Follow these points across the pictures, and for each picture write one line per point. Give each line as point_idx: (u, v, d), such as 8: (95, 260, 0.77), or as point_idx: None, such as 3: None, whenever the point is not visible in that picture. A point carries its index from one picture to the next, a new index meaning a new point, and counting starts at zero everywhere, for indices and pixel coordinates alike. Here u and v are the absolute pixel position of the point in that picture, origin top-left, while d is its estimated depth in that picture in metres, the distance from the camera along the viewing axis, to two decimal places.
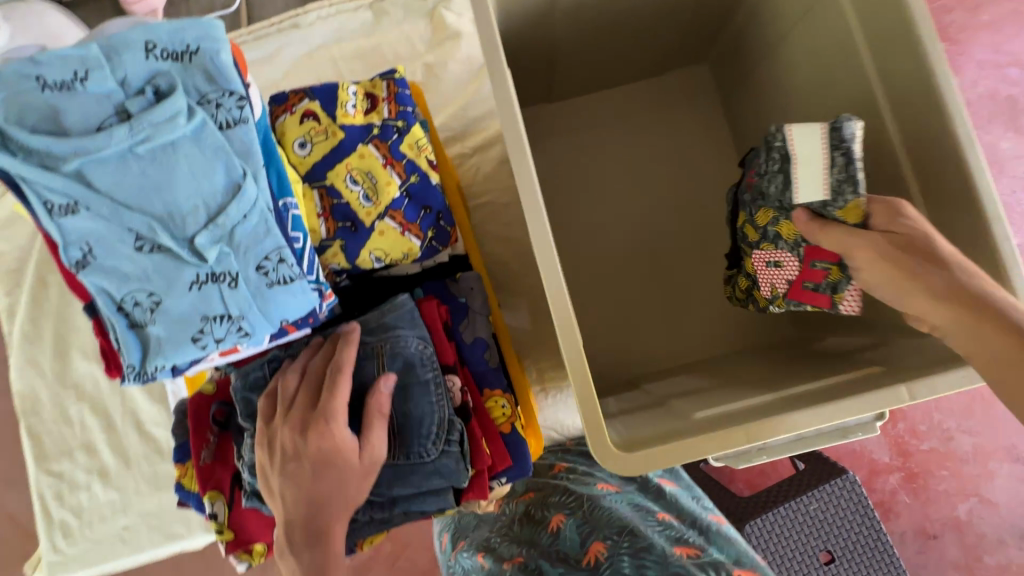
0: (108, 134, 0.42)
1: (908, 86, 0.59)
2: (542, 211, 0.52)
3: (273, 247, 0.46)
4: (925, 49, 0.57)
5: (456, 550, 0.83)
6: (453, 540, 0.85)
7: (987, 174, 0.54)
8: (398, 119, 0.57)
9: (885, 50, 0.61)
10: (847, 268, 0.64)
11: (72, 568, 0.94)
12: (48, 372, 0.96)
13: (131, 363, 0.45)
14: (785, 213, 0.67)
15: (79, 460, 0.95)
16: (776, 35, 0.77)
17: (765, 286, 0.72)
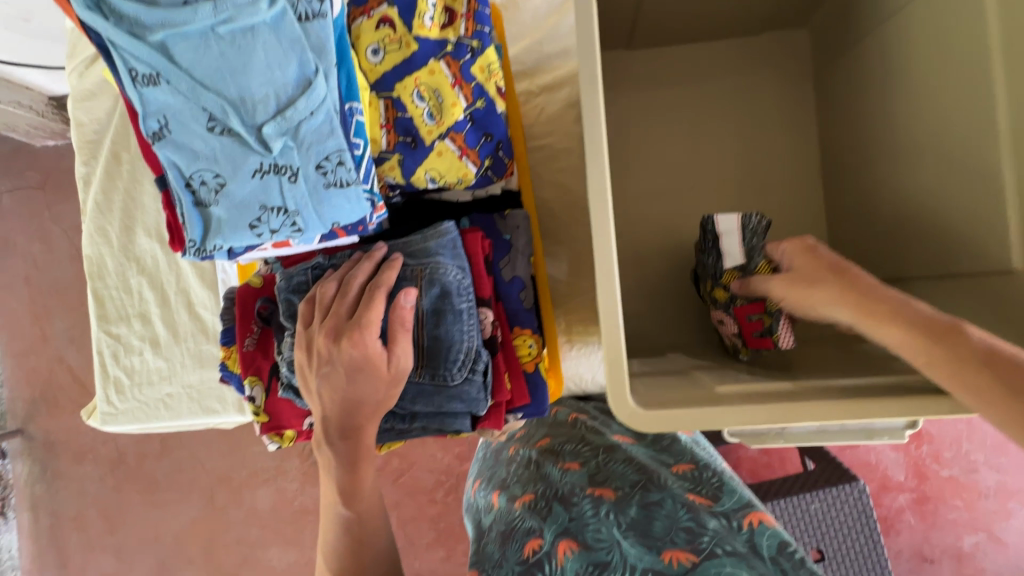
0: (194, 9, 0.42)
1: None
2: (604, 157, 0.51)
3: (334, 148, 0.47)
4: None
5: (475, 489, 0.90)
6: (472, 483, 0.93)
7: None
8: (473, 38, 0.55)
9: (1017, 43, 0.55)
10: (774, 312, 0.66)
11: (121, 420, 1.03)
12: (113, 242, 1.03)
13: (193, 238, 0.48)
14: (718, 282, 0.70)
15: (135, 327, 1.03)
16: (888, 12, 0.70)
17: (725, 338, 0.75)
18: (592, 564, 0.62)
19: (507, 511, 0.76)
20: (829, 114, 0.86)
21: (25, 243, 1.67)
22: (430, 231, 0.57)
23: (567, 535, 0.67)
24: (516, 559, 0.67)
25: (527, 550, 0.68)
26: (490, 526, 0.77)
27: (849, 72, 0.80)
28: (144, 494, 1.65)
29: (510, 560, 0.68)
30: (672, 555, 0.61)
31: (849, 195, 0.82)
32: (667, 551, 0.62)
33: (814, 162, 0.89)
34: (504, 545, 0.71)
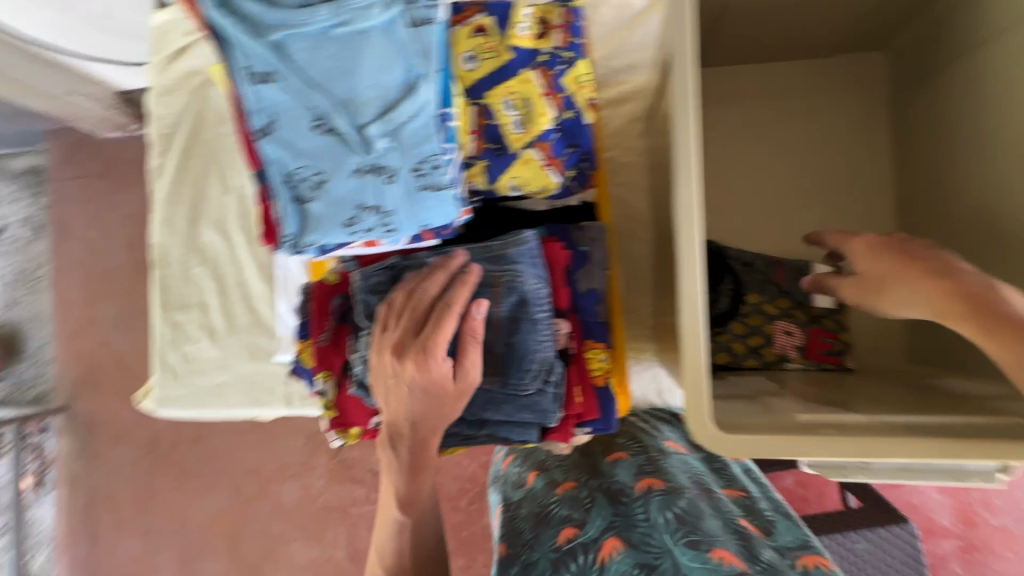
0: (313, 11, 0.43)
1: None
2: (695, 173, 0.51)
3: (431, 152, 0.47)
4: None
5: (506, 462, 0.93)
6: (504, 456, 0.95)
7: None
8: (567, 50, 0.56)
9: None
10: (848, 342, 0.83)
11: (174, 406, 1.06)
12: (179, 232, 1.07)
13: (290, 233, 0.49)
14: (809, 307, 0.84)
15: (193, 316, 1.06)
16: (975, 40, 0.68)
17: (777, 346, 0.82)
18: (638, 564, 0.58)
19: (547, 492, 0.77)
20: (906, 140, 0.83)
21: (83, 228, 1.74)
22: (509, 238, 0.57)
23: (613, 532, 0.65)
24: (551, 545, 0.67)
25: (562, 537, 0.68)
26: (521, 503, 0.79)
27: (932, 98, 0.77)
28: (177, 479, 1.68)
29: (544, 543, 0.69)
30: (723, 555, 0.56)
31: (923, 223, 0.80)
32: (716, 550, 0.56)
33: (887, 190, 0.86)
34: (538, 528, 0.72)
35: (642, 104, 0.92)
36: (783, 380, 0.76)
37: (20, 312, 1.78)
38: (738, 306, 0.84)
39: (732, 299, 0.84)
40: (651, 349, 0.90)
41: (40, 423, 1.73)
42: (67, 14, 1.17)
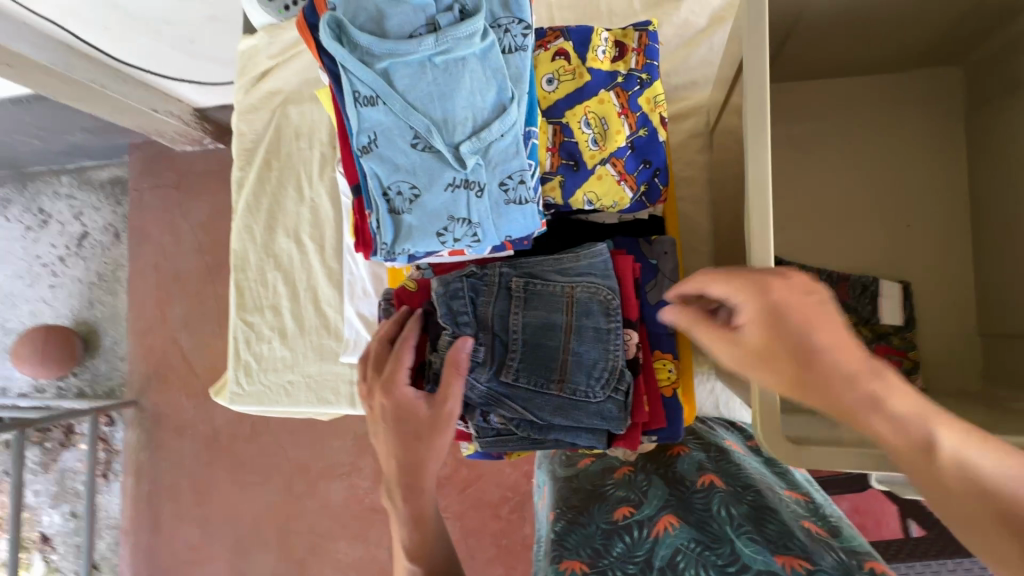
0: (419, 41, 0.48)
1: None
2: (768, 188, 0.53)
3: (517, 168, 0.51)
4: None
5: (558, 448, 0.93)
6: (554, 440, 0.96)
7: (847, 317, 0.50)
8: (642, 71, 0.58)
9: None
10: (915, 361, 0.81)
11: (246, 401, 1.13)
12: (257, 239, 1.15)
13: (385, 242, 0.53)
14: (872, 325, 0.83)
15: (267, 317, 1.13)
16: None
17: None
18: (694, 539, 0.61)
19: (603, 474, 0.78)
20: (983, 156, 0.81)
21: (158, 234, 1.88)
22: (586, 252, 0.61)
23: (669, 510, 0.67)
24: (605, 518, 0.68)
25: (618, 514, 0.68)
26: (576, 480, 0.79)
27: (1010, 111, 0.75)
28: (234, 473, 1.78)
29: (597, 515, 0.69)
30: (787, 561, 0.56)
31: (1000, 242, 0.78)
32: (780, 556, 0.57)
33: (961, 206, 0.84)
34: (590, 502, 0.73)
35: (702, 120, 0.93)
36: None
37: (99, 310, 1.94)
38: None
39: None
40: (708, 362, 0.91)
41: (109, 415, 1.88)
42: (158, 38, 1.30)
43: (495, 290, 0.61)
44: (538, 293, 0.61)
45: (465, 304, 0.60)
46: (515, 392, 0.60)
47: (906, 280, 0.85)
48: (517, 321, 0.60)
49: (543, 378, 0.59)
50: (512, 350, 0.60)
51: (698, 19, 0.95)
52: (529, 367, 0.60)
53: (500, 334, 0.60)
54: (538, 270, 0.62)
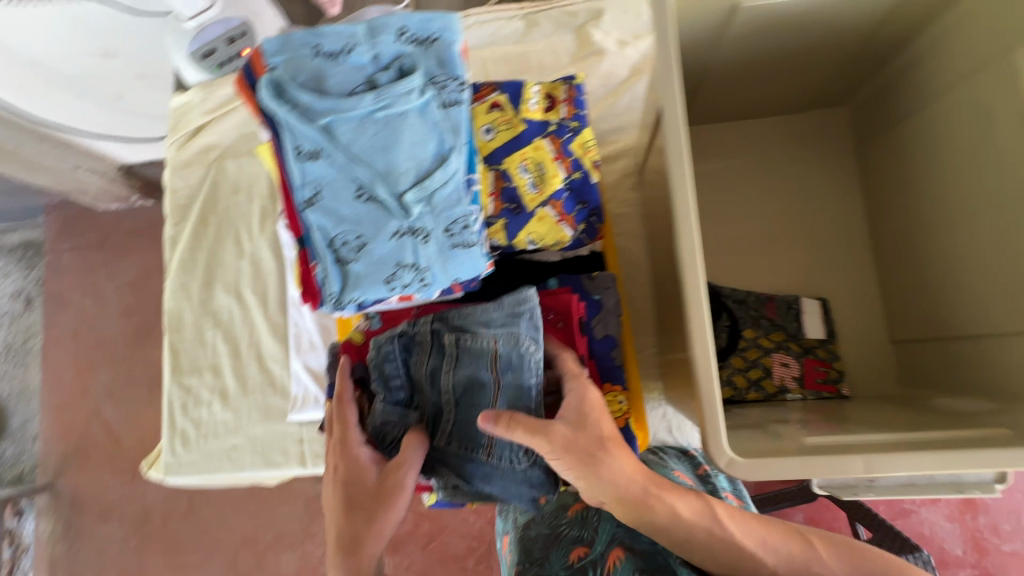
0: (359, 99, 0.50)
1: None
2: (694, 220, 0.57)
3: (461, 214, 0.53)
4: None
5: None
6: None
7: (710, 359, 0.55)
8: (573, 120, 0.63)
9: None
10: (840, 368, 0.88)
11: (183, 472, 1.05)
12: (194, 298, 1.10)
13: (332, 292, 0.53)
14: (800, 339, 0.90)
15: (206, 379, 1.07)
16: None
17: (776, 378, 0.87)
18: (641, 569, 0.62)
19: (557, 513, 0.77)
20: (875, 183, 0.92)
21: (79, 298, 1.75)
22: (508, 300, 0.60)
23: (618, 542, 0.67)
24: (562, 564, 0.68)
25: (573, 556, 0.69)
26: (531, 524, 0.78)
27: (892, 144, 0.87)
28: (168, 556, 1.61)
29: (554, 563, 0.69)
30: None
31: (901, 258, 0.87)
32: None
33: (862, 227, 0.94)
34: (548, 547, 0.72)
35: (632, 160, 1.01)
36: (789, 410, 0.81)
37: (6, 387, 1.75)
38: (736, 341, 0.89)
39: (729, 335, 0.89)
40: (658, 388, 0.94)
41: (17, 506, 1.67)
42: (80, 97, 1.24)
43: (427, 347, 0.63)
44: (465, 348, 0.61)
45: (397, 367, 0.63)
46: (445, 457, 0.64)
47: (823, 297, 0.94)
48: (446, 380, 0.62)
49: (473, 442, 0.63)
50: (444, 413, 0.63)
51: (620, 71, 1.04)
52: (460, 430, 0.63)
53: (434, 395, 0.64)
54: (464, 322, 0.62)
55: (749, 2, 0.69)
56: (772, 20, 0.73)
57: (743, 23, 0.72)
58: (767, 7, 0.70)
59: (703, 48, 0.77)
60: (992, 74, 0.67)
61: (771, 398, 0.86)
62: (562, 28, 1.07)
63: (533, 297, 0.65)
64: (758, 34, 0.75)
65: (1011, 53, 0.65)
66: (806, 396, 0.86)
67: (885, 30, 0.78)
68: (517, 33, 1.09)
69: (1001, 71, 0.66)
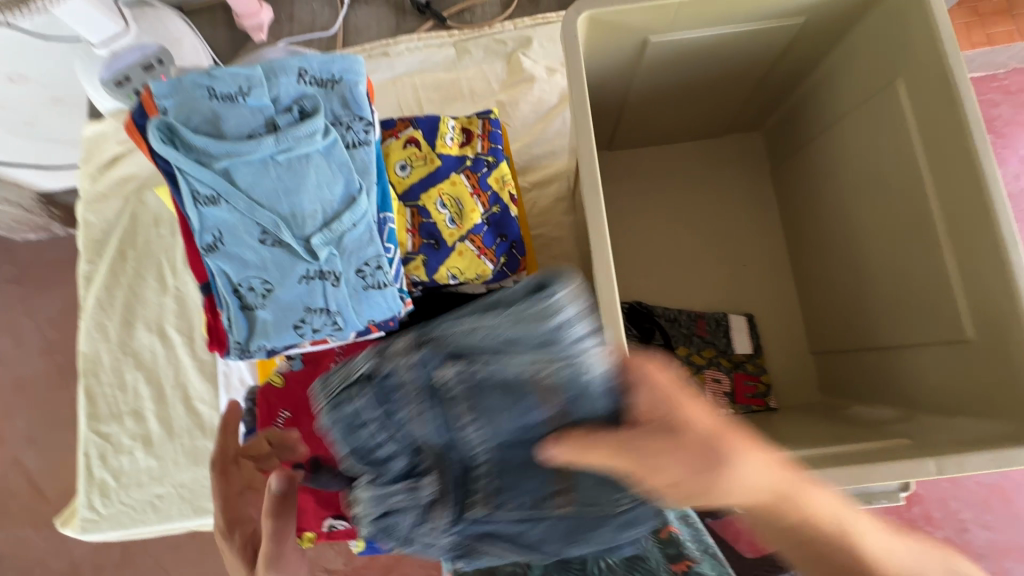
0: (258, 142, 0.48)
1: (954, 175, 0.63)
2: (608, 249, 0.59)
3: (373, 254, 0.52)
4: (971, 136, 0.60)
5: None
6: None
7: None
8: (488, 154, 0.63)
9: (937, 138, 0.64)
10: (768, 381, 0.92)
11: (103, 528, 0.98)
12: (112, 339, 1.03)
13: (238, 340, 0.51)
14: (730, 355, 0.93)
15: (126, 426, 1.00)
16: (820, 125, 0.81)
17: (709, 394, 0.90)
18: None
19: None
20: (790, 202, 0.97)
21: None
22: (532, 313, 0.40)
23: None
24: None
25: None
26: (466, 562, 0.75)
27: (801, 166, 0.92)
28: None
29: None
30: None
31: (816, 273, 0.92)
32: None
33: (781, 244, 0.99)
34: None
35: (564, 184, 1.02)
36: None
37: None
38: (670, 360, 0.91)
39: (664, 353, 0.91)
40: None
41: None
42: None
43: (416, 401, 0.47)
44: (482, 392, 0.44)
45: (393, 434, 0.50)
46: (495, 521, 0.54)
47: (750, 312, 0.97)
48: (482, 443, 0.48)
49: (539, 499, 0.52)
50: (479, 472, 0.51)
51: (550, 95, 1.06)
52: (505, 489, 0.51)
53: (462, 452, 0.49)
54: (474, 355, 0.43)
55: (656, 38, 0.72)
56: (681, 52, 0.76)
57: (653, 57, 0.76)
58: (675, 42, 0.73)
59: (619, 78, 0.80)
60: (877, 107, 0.73)
61: None
62: (492, 56, 1.09)
63: None
64: (669, 65, 0.78)
65: (893, 83, 0.70)
66: (738, 410, 0.89)
67: (785, 61, 0.82)
68: (448, 59, 1.10)
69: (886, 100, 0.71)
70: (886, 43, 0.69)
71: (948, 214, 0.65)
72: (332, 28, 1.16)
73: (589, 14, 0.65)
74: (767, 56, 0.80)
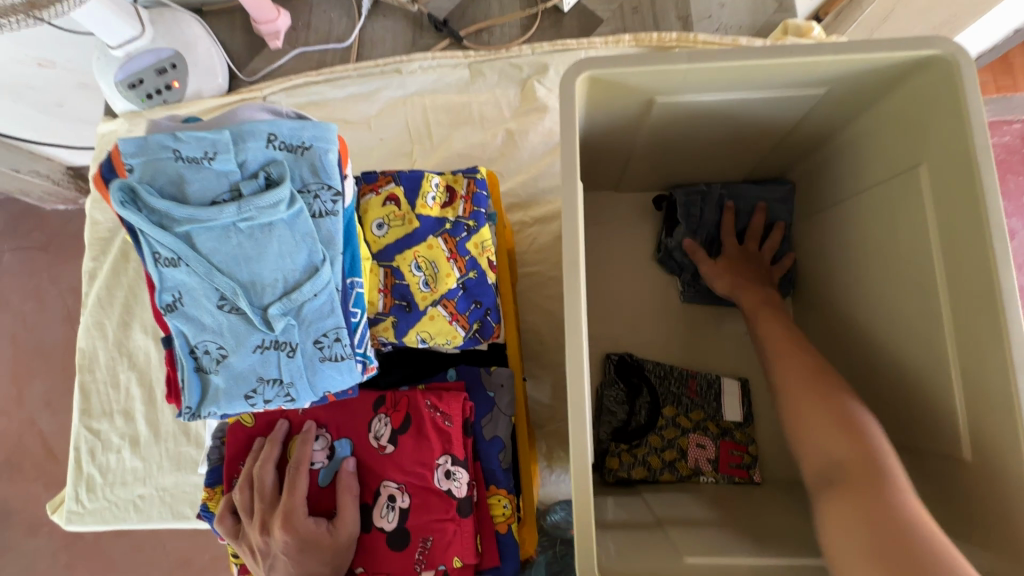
0: (220, 209, 0.47)
1: (971, 278, 0.57)
2: (581, 330, 0.54)
3: (332, 326, 0.50)
4: (989, 240, 0.54)
5: None
6: None
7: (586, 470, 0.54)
8: (470, 218, 0.61)
9: (955, 239, 0.59)
10: (754, 451, 0.87)
11: (87, 521, 1.01)
12: (109, 336, 1.05)
13: (190, 404, 0.50)
14: (716, 421, 0.89)
15: (116, 424, 1.03)
16: (857, 186, 0.75)
17: (690, 460, 0.86)
18: None
19: None
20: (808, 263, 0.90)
21: None
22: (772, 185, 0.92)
23: None
24: None
25: None
26: None
27: (815, 233, 0.87)
28: None
29: None
30: None
31: (819, 337, 0.86)
32: None
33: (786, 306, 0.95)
34: None
35: None
36: (695, 500, 0.79)
37: None
38: (655, 419, 0.89)
39: (649, 411, 0.89)
40: None
41: None
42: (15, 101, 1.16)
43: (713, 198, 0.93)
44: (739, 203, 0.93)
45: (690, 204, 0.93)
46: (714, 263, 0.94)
47: (743, 376, 0.93)
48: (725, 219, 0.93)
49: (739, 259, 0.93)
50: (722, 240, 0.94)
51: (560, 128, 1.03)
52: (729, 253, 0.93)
53: (710, 229, 0.94)
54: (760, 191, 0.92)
55: (663, 97, 0.67)
56: (694, 110, 0.71)
57: (661, 112, 0.71)
58: (683, 103, 0.69)
59: (620, 132, 0.76)
60: (896, 188, 0.67)
61: (682, 478, 0.85)
62: (507, 81, 1.06)
63: (424, 392, 0.62)
64: (685, 119, 0.73)
65: (917, 167, 0.63)
66: (718, 478, 0.85)
67: (806, 124, 0.76)
68: (461, 81, 1.07)
69: (909, 182, 0.65)
70: (915, 125, 0.63)
71: (957, 325, 0.60)
72: (348, 39, 1.14)
73: (590, 73, 0.60)
74: (789, 117, 0.75)
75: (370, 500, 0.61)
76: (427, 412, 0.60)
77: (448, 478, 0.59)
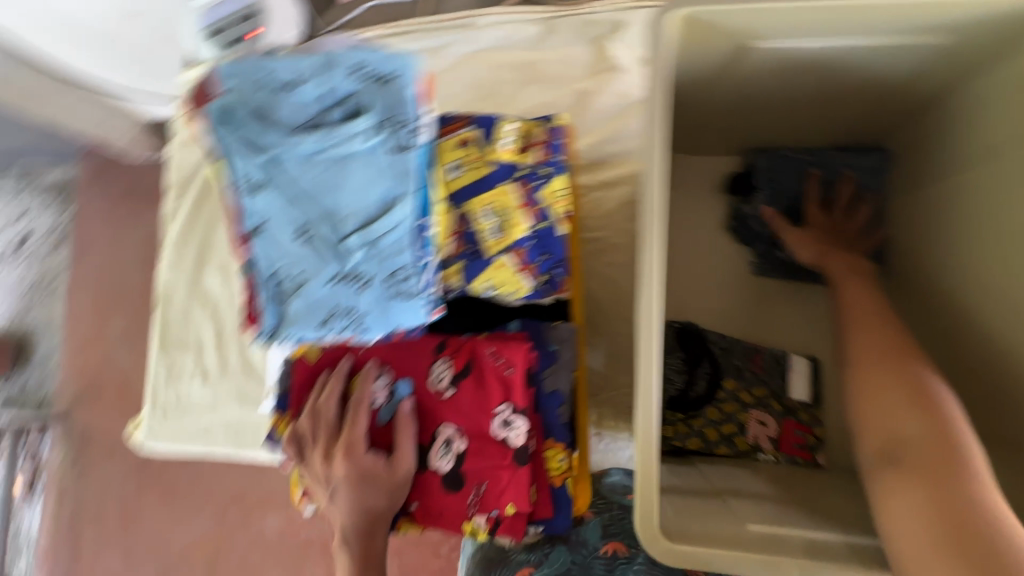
0: (306, 136, 0.48)
1: None
2: (656, 285, 0.54)
3: (405, 263, 0.51)
4: None
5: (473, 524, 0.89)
6: None
7: (651, 425, 0.53)
8: (545, 167, 0.61)
9: None
10: (820, 434, 0.83)
11: (161, 443, 1.08)
12: (187, 275, 1.11)
13: (267, 327, 0.52)
14: (780, 399, 0.85)
15: (189, 357, 1.09)
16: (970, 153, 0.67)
17: (749, 436, 0.83)
18: None
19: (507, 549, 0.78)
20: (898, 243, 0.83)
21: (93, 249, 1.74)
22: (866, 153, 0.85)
23: None
24: None
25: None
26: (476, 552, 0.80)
27: (913, 209, 0.79)
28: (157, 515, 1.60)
29: None
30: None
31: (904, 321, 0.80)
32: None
33: None
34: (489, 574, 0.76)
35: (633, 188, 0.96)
36: (753, 475, 0.76)
37: (31, 320, 1.63)
38: (715, 391, 0.85)
39: (709, 382, 0.85)
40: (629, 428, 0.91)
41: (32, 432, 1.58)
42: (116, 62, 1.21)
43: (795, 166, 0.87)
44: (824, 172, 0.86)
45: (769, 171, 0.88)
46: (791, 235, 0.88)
47: (813, 356, 0.88)
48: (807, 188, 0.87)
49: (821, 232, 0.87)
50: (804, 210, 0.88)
51: (633, 90, 0.99)
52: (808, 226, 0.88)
53: (790, 198, 0.88)
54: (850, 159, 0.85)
55: (760, 43, 0.62)
56: (793, 59, 0.66)
57: (755, 61, 0.66)
58: (780, 49, 0.64)
59: (707, 84, 0.71)
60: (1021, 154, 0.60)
61: (739, 455, 0.82)
62: (581, 38, 1.02)
63: (487, 339, 0.62)
64: (780, 69, 0.68)
65: None
66: (778, 457, 0.82)
67: (916, 81, 0.70)
68: (533, 37, 1.04)
69: None
70: None
71: None
72: None
73: (688, 13, 0.56)
74: (899, 72, 0.68)
75: (428, 441, 0.62)
76: (489, 359, 0.60)
77: (506, 427, 0.59)
